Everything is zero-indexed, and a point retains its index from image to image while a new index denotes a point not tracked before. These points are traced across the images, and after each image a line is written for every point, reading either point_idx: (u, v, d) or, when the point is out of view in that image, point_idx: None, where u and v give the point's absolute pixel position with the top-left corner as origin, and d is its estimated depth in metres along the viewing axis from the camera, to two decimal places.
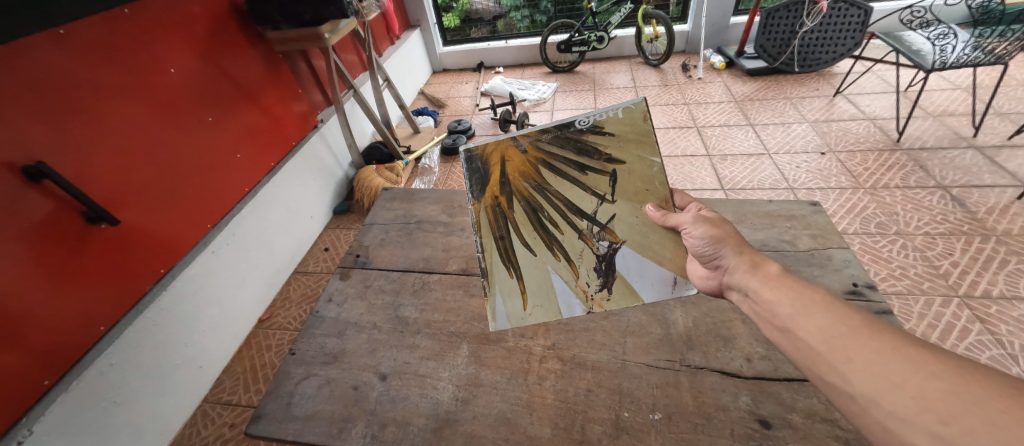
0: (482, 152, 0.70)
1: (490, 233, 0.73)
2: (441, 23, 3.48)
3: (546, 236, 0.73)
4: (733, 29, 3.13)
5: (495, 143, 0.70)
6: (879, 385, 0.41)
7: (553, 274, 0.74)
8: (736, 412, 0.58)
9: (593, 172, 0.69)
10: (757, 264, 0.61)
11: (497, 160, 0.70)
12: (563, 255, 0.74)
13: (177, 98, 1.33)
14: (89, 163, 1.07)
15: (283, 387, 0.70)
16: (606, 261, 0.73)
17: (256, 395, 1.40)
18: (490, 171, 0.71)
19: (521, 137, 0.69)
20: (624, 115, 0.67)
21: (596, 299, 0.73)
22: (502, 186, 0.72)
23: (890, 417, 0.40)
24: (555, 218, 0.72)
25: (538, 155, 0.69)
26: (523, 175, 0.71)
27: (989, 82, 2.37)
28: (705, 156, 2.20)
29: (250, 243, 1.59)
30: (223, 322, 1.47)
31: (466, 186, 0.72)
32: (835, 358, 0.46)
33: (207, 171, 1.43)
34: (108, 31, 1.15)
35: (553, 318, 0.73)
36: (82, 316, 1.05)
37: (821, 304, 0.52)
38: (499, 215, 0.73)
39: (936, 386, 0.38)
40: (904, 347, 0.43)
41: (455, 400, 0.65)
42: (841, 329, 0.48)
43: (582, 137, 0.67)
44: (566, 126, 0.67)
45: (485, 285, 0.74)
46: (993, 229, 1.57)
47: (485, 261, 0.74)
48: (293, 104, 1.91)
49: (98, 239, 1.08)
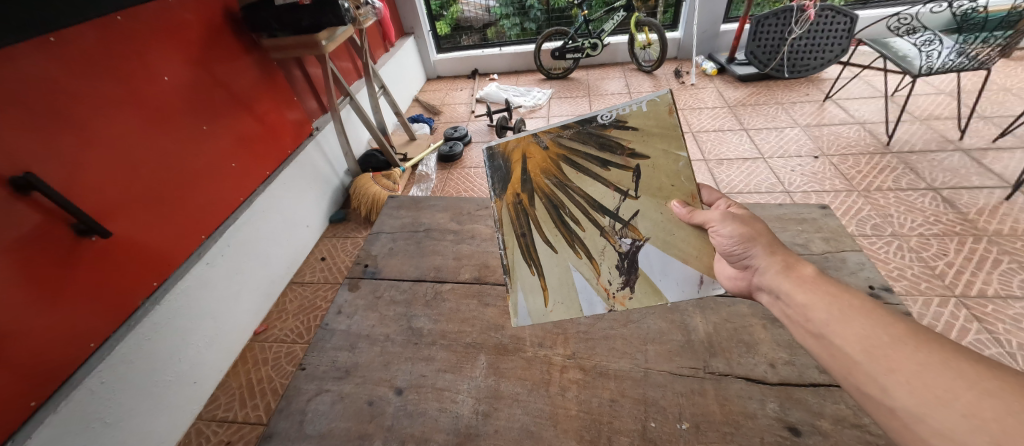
0: (504, 149, 0.72)
1: (512, 229, 0.75)
2: (434, 31, 3.49)
3: (567, 233, 0.74)
4: (723, 35, 3.19)
5: (516, 140, 0.72)
6: (925, 401, 0.41)
7: (575, 273, 0.74)
8: (765, 420, 0.57)
9: (616, 168, 0.70)
10: (790, 266, 0.60)
11: (519, 157, 0.72)
12: (584, 252, 0.75)
13: (171, 106, 1.30)
14: (79, 173, 1.03)
15: (294, 404, 0.67)
16: (628, 259, 0.74)
17: (253, 411, 1.36)
18: (512, 168, 0.73)
19: (543, 133, 0.69)
20: (648, 109, 0.65)
21: (618, 298, 0.73)
22: (525, 184, 0.74)
23: (936, 435, 0.40)
24: (576, 215, 0.73)
25: (559, 151, 0.70)
26: (544, 172, 0.72)
27: (972, 87, 2.44)
28: (701, 160, 2.22)
29: (246, 253, 1.55)
30: (218, 335, 1.43)
31: (488, 184, 0.74)
32: (875, 369, 0.46)
33: (201, 181, 1.40)
34: (99, 38, 1.12)
35: (574, 315, 0.73)
36: (72, 332, 1.01)
37: (860, 310, 0.52)
38: (520, 212, 0.75)
39: (990, 405, 0.37)
40: (954, 361, 0.42)
41: (476, 413, 0.63)
42: (883, 339, 0.48)
43: (605, 132, 0.67)
44: (588, 122, 0.67)
45: (507, 282, 0.75)
46: (984, 229, 1.61)
47: (507, 258, 0.76)
48: (288, 112, 1.88)
49: (88, 252, 1.05)
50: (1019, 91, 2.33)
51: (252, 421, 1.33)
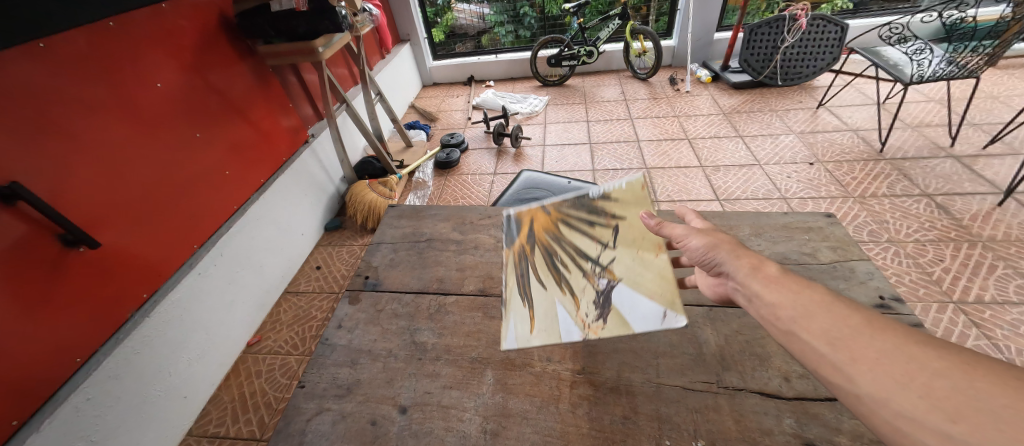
0: (518, 215, 0.84)
1: (514, 271, 0.79)
2: (429, 38, 3.49)
3: (555, 275, 0.75)
4: (717, 44, 3.23)
5: (528, 208, 0.84)
6: (887, 386, 0.40)
7: (557, 305, 0.71)
8: (782, 436, 0.56)
9: (600, 226, 0.75)
10: (757, 266, 0.57)
11: (528, 219, 0.82)
12: (567, 288, 0.73)
13: (164, 113, 1.28)
14: (66, 182, 1.00)
15: (293, 425, 0.65)
16: (603, 295, 0.70)
17: (246, 426, 1.31)
18: (521, 228, 0.82)
19: (548, 203, 0.81)
20: (627, 185, 0.74)
21: (590, 325, 0.67)
22: (530, 239, 0.80)
23: (900, 418, 0.38)
24: (566, 262, 0.76)
25: (558, 215, 0.79)
26: (546, 228, 0.79)
27: (960, 94, 2.49)
28: (698, 167, 2.23)
29: (239, 263, 1.52)
30: (210, 348, 1.39)
31: (505, 242, 0.82)
32: (840, 360, 0.44)
33: (193, 188, 1.37)
34: (90, 45, 1.09)
35: (552, 339, 0.67)
36: (56, 347, 0.97)
37: (821, 304, 0.50)
38: (523, 259, 0.79)
39: (942, 384, 0.38)
40: (908, 344, 0.42)
41: (484, 432, 0.61)
42: (844, 331, 0.46)
43: (594, 200, 0.77)
44: (581, 194, 0.78)
45: (504, 311, 0.74)
46: (978, 235, 1.63)
47: (507, 293, 0.76)
48: (283, 118, 1.86)
49: (76, 264, 1.01)
50: (1005, 99, 2.39)
51: (246, 436, 1.28)
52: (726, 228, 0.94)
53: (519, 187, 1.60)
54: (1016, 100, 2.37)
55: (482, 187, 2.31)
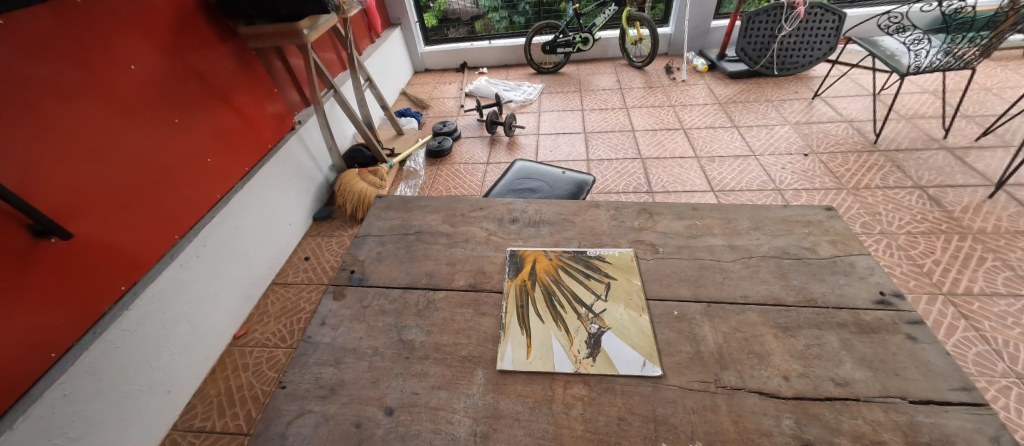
0: (522, 253, 0.89)
1: (514, 301, 0.78)
2: (421, 22, 3.39)
3: (552, 312, 0.76)
4: (713, 32, 3.18)
5: (533, 250, 0.90)
6: None
7: (552, 339, 0.71)
8: (780, 437, 0.55)
9: (595, 280, 0.81)
10: None
11: (531, 259, 0.88)
12: (562, 326, 0.73)
13: (139, 97, 1.21)
14: (33, 168, 0.94)
15: (272, 428, 0.62)
16: (594, 337, 0.71)
17: (232, 420, 1.28)
18: (524, 265, 0.86)
19: (551, 252, 0.89)
20: (617, 255, 0.87)
21: (582, 361, 0.67)
22: (531, 275, 0.83)
23: None
24: (562, 302, 0.78)
25: (559, 263, 0.86)
26: (546, 271, 0.84)
27: (954, 86, 2.50)
28: (693, 157, 2.21)
29: (223, 254, 1.46)
30: (194, 342, 1.35)
31: (505, 272, 0.85)
32: None
33: (172, 176, 1.30)
34: (56, 21, 1.01)
35: (546, 369, 0.66)
36: (27, 343, 0.91)
37: None
38: (524, 291, 0.80)
39: None
40: None
41: (473, 435, 0.58)
42: None
43: (590, 259, 0.87)
44: (580, 252, 0.89)
45: (501, 334, 0.72)
46: (969, 227, 1.64)
47: (506, 318, 0.75)
48: (268, 104, 1.79)
49: (48, 256, 0.96)
50: (998, 91, 2.39)
51: (232, 430, 1.26)
52: (723, 221, 0.93)
53: (512, 177, 1.56)
54: (1009, 92, 2.37)
55: (476, 175, 2.27)
